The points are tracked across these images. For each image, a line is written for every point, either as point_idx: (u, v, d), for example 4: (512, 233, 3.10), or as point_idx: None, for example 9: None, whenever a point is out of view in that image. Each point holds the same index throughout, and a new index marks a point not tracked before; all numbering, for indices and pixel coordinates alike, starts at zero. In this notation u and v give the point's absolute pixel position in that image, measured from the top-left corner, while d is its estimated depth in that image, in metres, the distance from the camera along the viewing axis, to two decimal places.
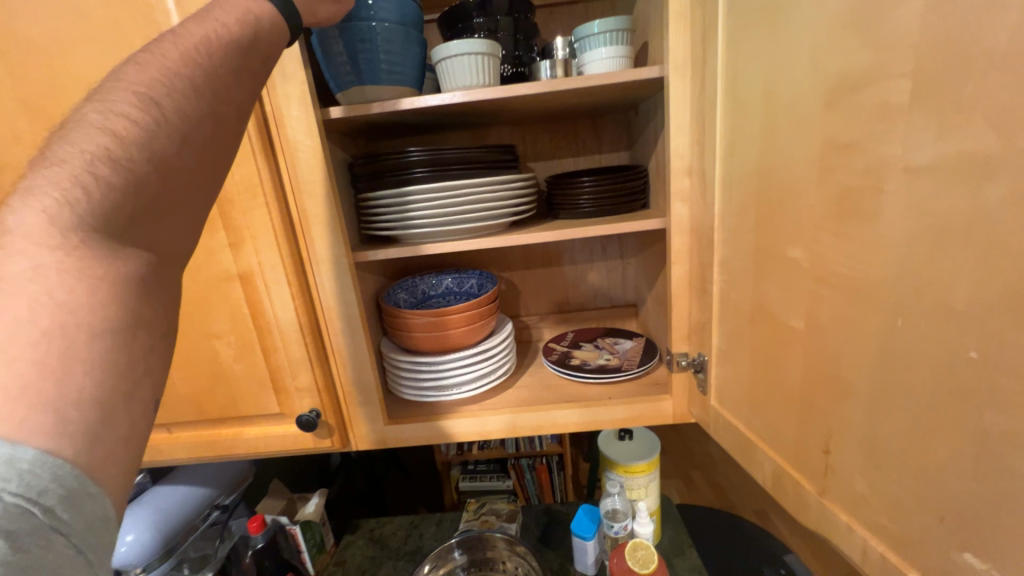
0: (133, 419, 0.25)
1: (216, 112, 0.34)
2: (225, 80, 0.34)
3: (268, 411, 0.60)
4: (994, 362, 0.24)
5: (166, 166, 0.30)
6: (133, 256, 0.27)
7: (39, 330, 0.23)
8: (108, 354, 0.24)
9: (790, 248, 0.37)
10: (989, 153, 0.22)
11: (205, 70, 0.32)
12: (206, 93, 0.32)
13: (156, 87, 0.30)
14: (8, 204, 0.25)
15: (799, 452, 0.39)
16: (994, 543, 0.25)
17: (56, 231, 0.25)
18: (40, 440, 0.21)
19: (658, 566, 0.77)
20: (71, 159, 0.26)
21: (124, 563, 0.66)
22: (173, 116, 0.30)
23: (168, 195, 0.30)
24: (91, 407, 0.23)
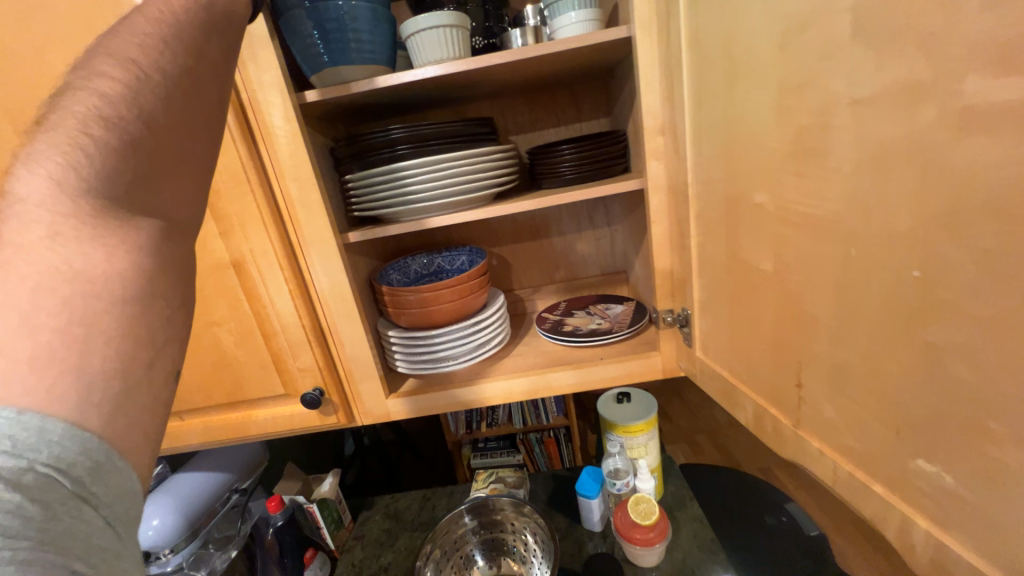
0: (153, 390, 0.27)
1: (192, 73, 0.37)
2: (196, 44, 0.38)
3: (273, 392, 0.62)
4: (934, 278, 0.25)
5: (153, 125, 0.33)
6: (136, 228, 0.29)
7: (60, 301, 0.24)
8: (122, 326, 0.26)
9: (756, 194, 0.38)
10: (921, 77, 0.24)
11: (174, 36, 0.36)
12: (181, 55, 0.36)
13: (130, 55, 0.33)
14: (13, 173, 0.27)
15: (775, 388, 0.42)
16: (941, 445, 0.27)
17: (64, 194, 0.27)
18: (66, 410, 0.23)
19: (659, 517, 0.81)
20: (68, 120, 0.28)
21: (153, 543, 0.70)
22: (155, 77, 0.33)
23: (159, 154, 0.33)
24: (114, 378, 0.25)
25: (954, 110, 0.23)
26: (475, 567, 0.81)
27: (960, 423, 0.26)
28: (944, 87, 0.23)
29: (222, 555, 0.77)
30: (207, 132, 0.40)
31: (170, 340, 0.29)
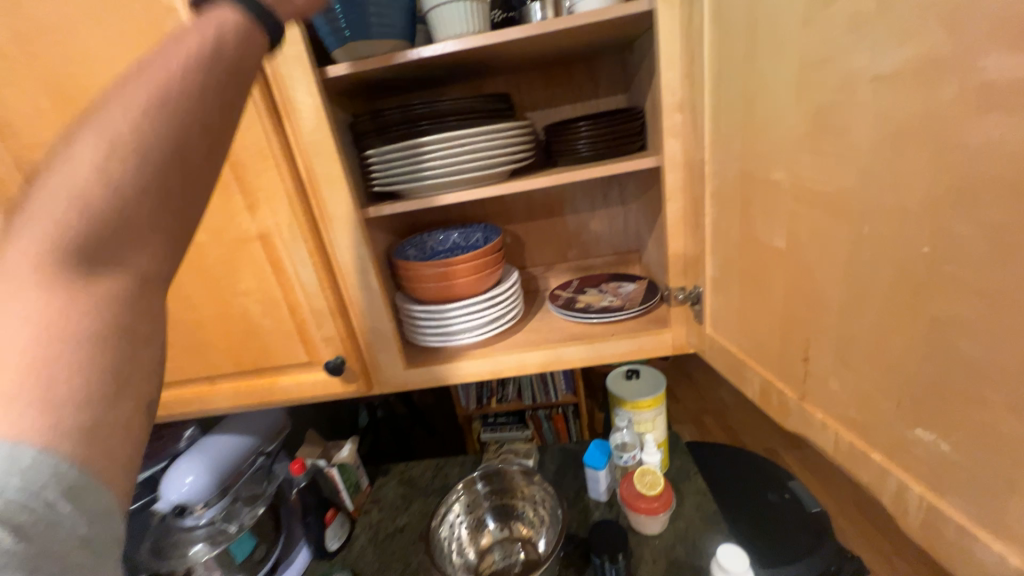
0: (115, 435, 0.27)
1: (195, 129, 0.32)
2: (203, 92, 0.32)
3: (298, 359, 0.65)
4: (945, 253, 0.26)
5: (140, 194, 0.29)
6: (99, 290, 0.28)
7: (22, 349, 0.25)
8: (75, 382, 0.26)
9: (773, 171, 0.38)
10: (943, 52, 0.24)
11: (177, 91, 0.31)
12: (181, 112, 0.31)
13: (128, 113, 0.30)
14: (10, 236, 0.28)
15: (783, 362, 0.43)
16: (942, 414, 0.28)
17: (39, 262, 0.27)
18: (36, 440, 0.24)
19: (664, 488, 0.84)
20: (45, 195, 0.27)
21: (187, 498, 0.75)
22: (151, 140, 0.30)
23: (144, 224, 0.30)
24: (64, 431, 0.25)
25: (974, 86, 0.23)
26: (487, 530, 0.86)
27: (962, 392, 0.27)
28: (966, 62, 0.23)
29: (250, 512, 0.81)
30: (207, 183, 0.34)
31: (136, 386, 0.29)
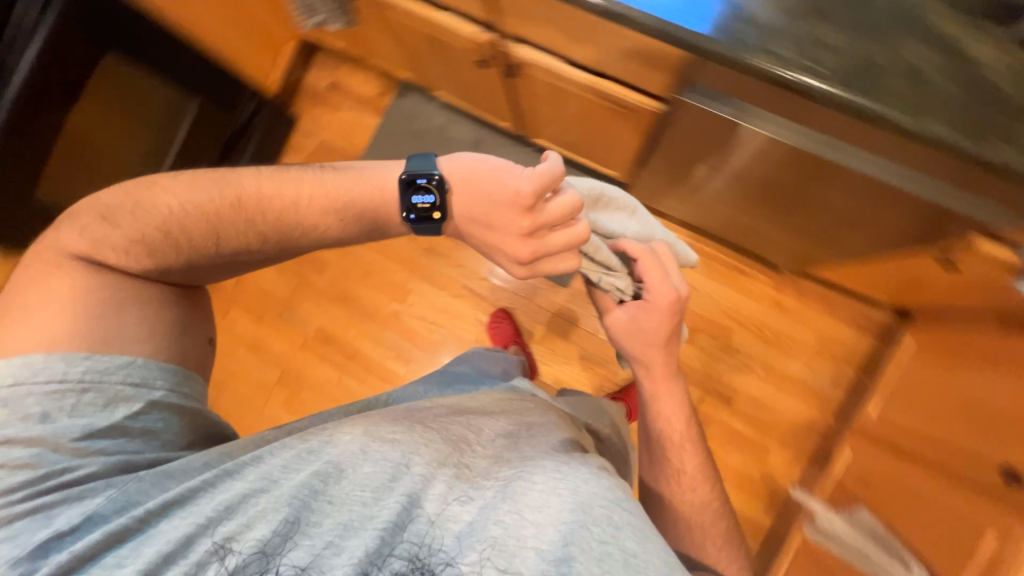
0: (237, 214, 0.68)
1: (245, 201, 0.69)
2: (249, 196, 0.69)
3: None
4: None
5: (229, 206, 0.68)
6: (224, 202, 0.68)
7: (138, 241, 0.67)
8: (216, 204, 0.68)
9: None
10: None
11: (238, 209, 0.68)
12: (244, 199, 0.69)
13: (230, 201, 0.68)
14: (226, 197, 0.68)
15: None
16: None
17: (221, 201, 0.68)
18: (185, 212, 0.68)
19: None
20: (214, 194, 0.68)
21: None
22: (230, 205, 0.68)
23: (235, 199, 0.69)
24: (190, 256, 0.69)
25: None
26: None
27: None
28: None
29: None
30: (223, 209, 0.68)
31: (221, 212, 0.68)
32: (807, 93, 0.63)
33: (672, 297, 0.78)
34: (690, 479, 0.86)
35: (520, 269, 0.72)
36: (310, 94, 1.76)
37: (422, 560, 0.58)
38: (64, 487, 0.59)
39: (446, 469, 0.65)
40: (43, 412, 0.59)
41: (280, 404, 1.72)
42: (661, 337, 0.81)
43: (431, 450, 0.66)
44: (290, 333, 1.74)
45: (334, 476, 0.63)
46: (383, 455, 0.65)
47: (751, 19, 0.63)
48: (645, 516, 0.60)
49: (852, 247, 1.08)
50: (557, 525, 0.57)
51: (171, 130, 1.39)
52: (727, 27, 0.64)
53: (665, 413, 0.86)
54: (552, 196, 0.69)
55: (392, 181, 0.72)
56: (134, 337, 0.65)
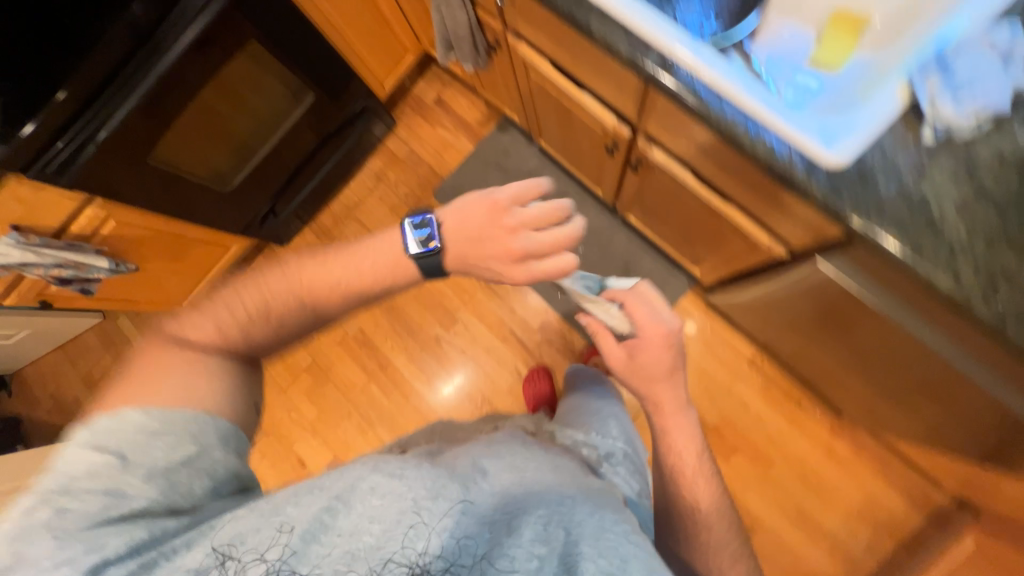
0: (312, 297, 0.71)
1: (314, 284, 0.72)
2: (317, 279, 0.72)
3: None
4: None
5: (298, 289, 0.71)
6: (295, 285, 0.71)
7: (221, 320, 0.68)
8: (294, 289, 0.71)
9: None
10: None
11: (310, 291, 0.71)
12: (314, 282, 0.72)
13: (299, 285, 0.71)
14: (294, 277, 0.72)
15: None
16: None
17: (292, 284, 0.71)
18: (265, 296, 0.71)
19: None
20: (280, 279, 0.72)
21: None
22: (302, 287, 0.71)
23: (304, 282, 0.72)
24: (270, 325, 0.70)
25: None
26: None
27: None
28: None
29: None
30: (293, 292, 0.71)
31: (295, 295, 0.71)
32: (986, 327, 0.56)
33: (663, 327, 0.75)
34: (712, 521, 0.74)
35: (518, 268, 0.72)
36: (413, 104, 1.79)
37: (421, 567, 0.48)
38: (125, 521, 0.50)
39: (452, 497, 0.54)
40: (122, 452, 0.54)
41: (302, 391, 1.75)
42: (665, 373, 0.76)
43: (441, 479, 0.56)
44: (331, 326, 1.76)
45: (329, 503, 0.52)
46: (393, 479, 0.54)
47: (942, 227, 0.58)
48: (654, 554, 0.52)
49: (919, 420, 1.05)
50: (564, 555, 0.49)
51: (264, 137, 1.44)
52: (912, 232, 0.59)
53: (676, 447, 0.77)
54: (523, 208, 0.73)
55: (404, 245, 0.74)
56: (232, 392, 0.64)
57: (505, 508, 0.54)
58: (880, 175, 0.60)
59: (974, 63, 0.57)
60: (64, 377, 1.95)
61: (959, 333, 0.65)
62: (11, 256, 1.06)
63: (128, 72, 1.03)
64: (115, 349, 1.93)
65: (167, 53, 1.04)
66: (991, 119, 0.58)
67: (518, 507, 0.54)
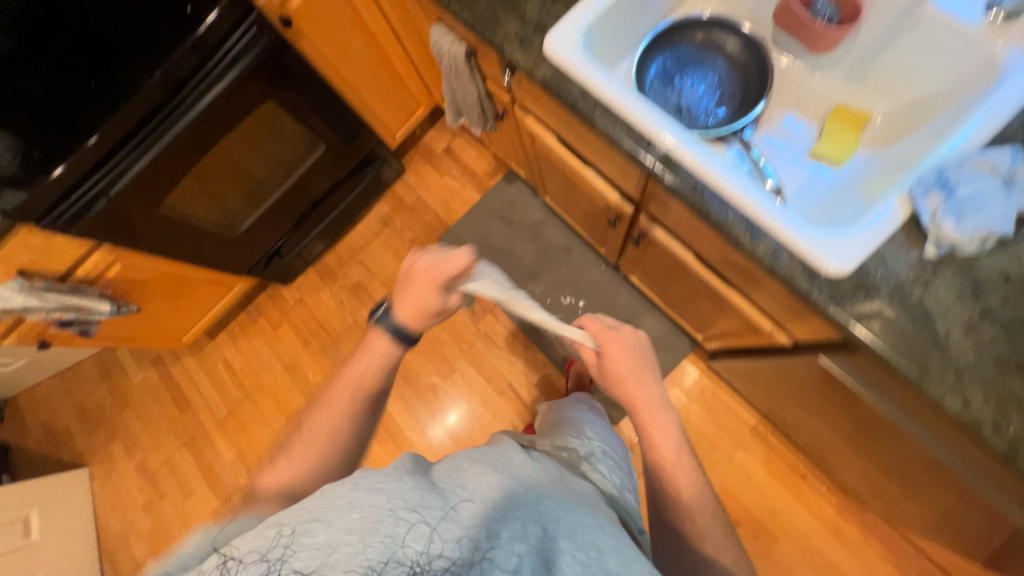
0: (372, 390, 0.74)
1: (371, 384, 0.75)
2: (373, 377, 0.75)
3: None
4: None
5: (358, 392, 0.74)
6: (356, 393, 0.74)
7: (296, 451, 0.70)
8: (354, 395, 0.74)
9: None
10: None
11: (370, 390, 0.75)
12: (371, 383, 0.75)
13: (358, 388, 0.74)
14: (349, 383, 0.74)
15: None
16: None
17: (354, 392, 0.74)
18: (326, 412, 0.73)
19: None
20: (340, 392, 0.74)
21: None
22: (362, 390, 0.74)
23: (360, 385, 0.75)
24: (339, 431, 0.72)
25: None
26: None
27: None
28: None
29: None
30: (355, 398, 0.74)
31: (358, 397, 0.74)
32: (996, 456, 0.54)
33: (614, 332, 0.78)
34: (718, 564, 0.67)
35: (437, 266, 0.76)
36: (423, 152, 1.84)
37: (422, 566, 0.46)
38: None
39: (431, 505, 0.51)
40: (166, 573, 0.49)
41: None
42: (628, 371, 0.75)
43: (420, 486, 0.53)
44: (328, 368, 1.75)
45: (306, 522, 0.48)
46: (372, 492, 0.50)
47: (946, 347, 0.57)
48: (627, 544, 0.54)
49: (926, 510, 1.01)
50: (541, 552, 0.49)
51: (279, 181, 1.47)
52: (917, 351, 0.57)
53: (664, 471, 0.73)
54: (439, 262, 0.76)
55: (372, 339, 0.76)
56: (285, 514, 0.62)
57: (490, 513, 0.52)
58: (883, 288, 0.60)
59: (977, 182, 0.56)
60: (57, 406, 1.93)
61: (965, 449, 0.64)
62: (14, 301, 1.07)
63: (144, 133, 1.06)
64: (110, 380, 1.91)
65: (187, 113, 1.08)
66: (996, 240, 0.57)
67: (502, 511, 0.52)
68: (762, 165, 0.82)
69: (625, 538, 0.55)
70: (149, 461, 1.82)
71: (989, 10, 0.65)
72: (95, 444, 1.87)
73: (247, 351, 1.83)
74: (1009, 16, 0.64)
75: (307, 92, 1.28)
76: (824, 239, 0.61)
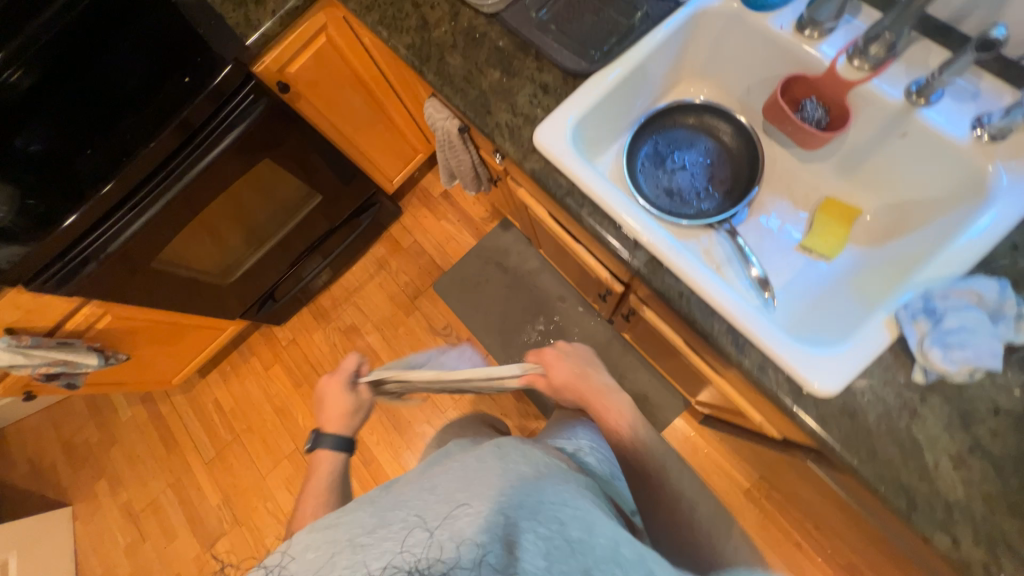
0: (328, 479, 0.81)
1: (327, 480, 0.81)
2: (327, 475, 0.81)
3: None
4: None
5: (321, 492, 0.79)
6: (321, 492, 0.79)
7: None
8: (313, 497, 0.78)
9: None
10: None
11: (330, 486, 0.80)
12: (328, 480, 0.81)
13: (320, 493, 0.78)
14: (308, 494, 0.78)
15: None
16: None
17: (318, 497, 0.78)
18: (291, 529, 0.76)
19: None
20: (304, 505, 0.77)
21: None
22: (322, 489, 0.79)
23: (317, 486, 0.80)
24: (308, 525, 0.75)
25: None
26: None
27: None
28: None
29: None
30: (316, 499, 0.78)
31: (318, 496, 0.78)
32: None
33: (549, 347, 0.82)
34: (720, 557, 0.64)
35: (335, 377, 0.89)
36: (421, 195, 1.85)
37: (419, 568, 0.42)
38: None
39: (391, 518, 0.46)
40: None
41: (283, 478, 1.70)
42: (572, 374, 0.78)
43: (377, 508, 0.48)
44: None
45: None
46: (327, 529, 0.47)
47: (934, 481, 0.55)
48: (592, 510, 0.51)
49: None
50: (510, 535, 0.45)
51: (278, 226, 1.46)
52: (904, 482, 0.56)
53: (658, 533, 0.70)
54: (333, 380, 0.89)
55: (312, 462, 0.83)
56: None
57: (448, 509, 0.47)
58: (870, 413, 0.58)
59: (964, 319, 0.55)
60: (44, 441, 1.90)
61: None
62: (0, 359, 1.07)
63: (140, 197, 1.06)
64: (99, 416, 1.90)
65: (187, 175, 1.09)
66: (983, 373, 0.55)
67: (462, 504, 0.47)
68: (747, 250, 0.81)
69: (590, 505, 0.52)
70: (133, 501, 1.79)
71: (975, 127, 0.65)
72: (80, 482, 1.84)
73: (238, 390, 1.81)
74: (995, 135, 0.64)
75: (307, 151, 1.29)
76: (809, 357, 0.60)
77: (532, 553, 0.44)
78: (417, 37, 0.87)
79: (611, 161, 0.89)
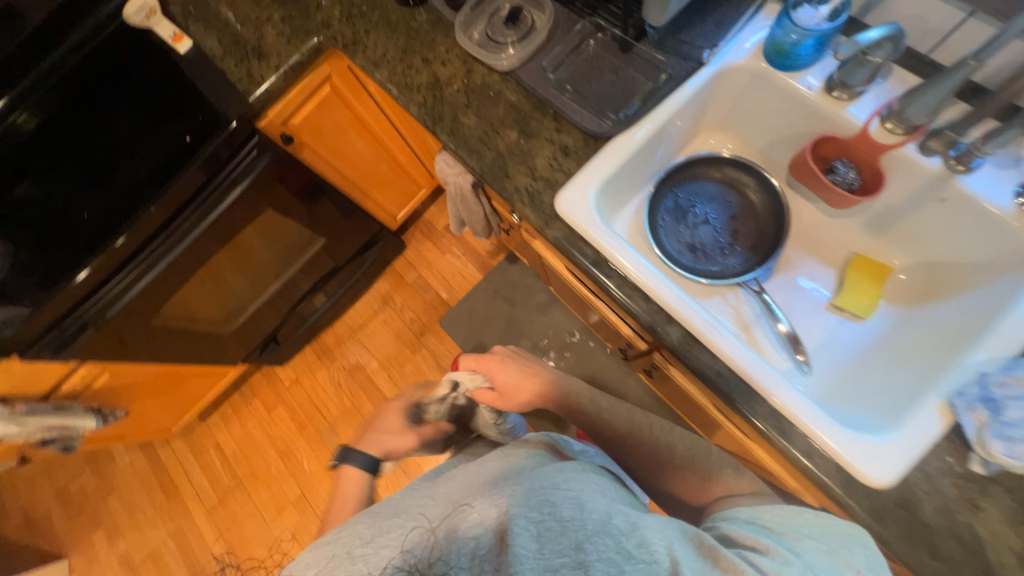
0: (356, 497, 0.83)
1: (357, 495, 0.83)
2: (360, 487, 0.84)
3: None
4: None
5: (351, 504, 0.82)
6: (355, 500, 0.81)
7: None
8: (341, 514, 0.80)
9: None
10: None
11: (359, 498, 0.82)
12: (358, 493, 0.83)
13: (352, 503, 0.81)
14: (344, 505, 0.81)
15: None
16: None
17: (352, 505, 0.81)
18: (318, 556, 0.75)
19: None
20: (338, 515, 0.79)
21: None
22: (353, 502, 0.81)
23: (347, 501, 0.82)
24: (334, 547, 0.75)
25: None
26: None
27: None
28: None
29: None
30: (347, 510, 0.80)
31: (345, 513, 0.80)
32: None
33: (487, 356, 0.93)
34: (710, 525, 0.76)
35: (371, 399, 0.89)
36: (424, 228, 1.82)
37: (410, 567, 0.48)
38: None
39: (388, 527, 0.52)
40: None
41: (289, 526, 1.65)
42: (518, 377, 0.90)
43: (375, 520, 0.54)
44: (325, 455, 1.69)
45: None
46: (327, 544, 0.53)
47: None
48: (585, 488, 0.55)
49: None
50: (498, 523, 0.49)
51: (282, 266, 1.39)
52: None
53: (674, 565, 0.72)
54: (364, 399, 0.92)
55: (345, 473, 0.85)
56: None
57: (442, 512, 0.53)
58: (926, 505, 0.56)
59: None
60: (37, 491, 1.83)
61: None
62: None
63: (146, 256, 1.02)
64: (95, 463, 1.83)
65: (193, 229, 1.04)
66: None
67: (453, 508, 0.53)
68: (774, 307, 0.78)
69: (582, 484, 0.56)
70: (132, 553, 1.72)
71: (1019, 197, 0.63)
72: (76, 534, 1.77)
73: (240, 433, 1.76)
74: None
75: (312, 197, 1.26)
76: (860, 443, 0.57)
77: (523, 536, 0.47)
78: (430, 95, 0.84)
79: (630, 215, 0.86)
